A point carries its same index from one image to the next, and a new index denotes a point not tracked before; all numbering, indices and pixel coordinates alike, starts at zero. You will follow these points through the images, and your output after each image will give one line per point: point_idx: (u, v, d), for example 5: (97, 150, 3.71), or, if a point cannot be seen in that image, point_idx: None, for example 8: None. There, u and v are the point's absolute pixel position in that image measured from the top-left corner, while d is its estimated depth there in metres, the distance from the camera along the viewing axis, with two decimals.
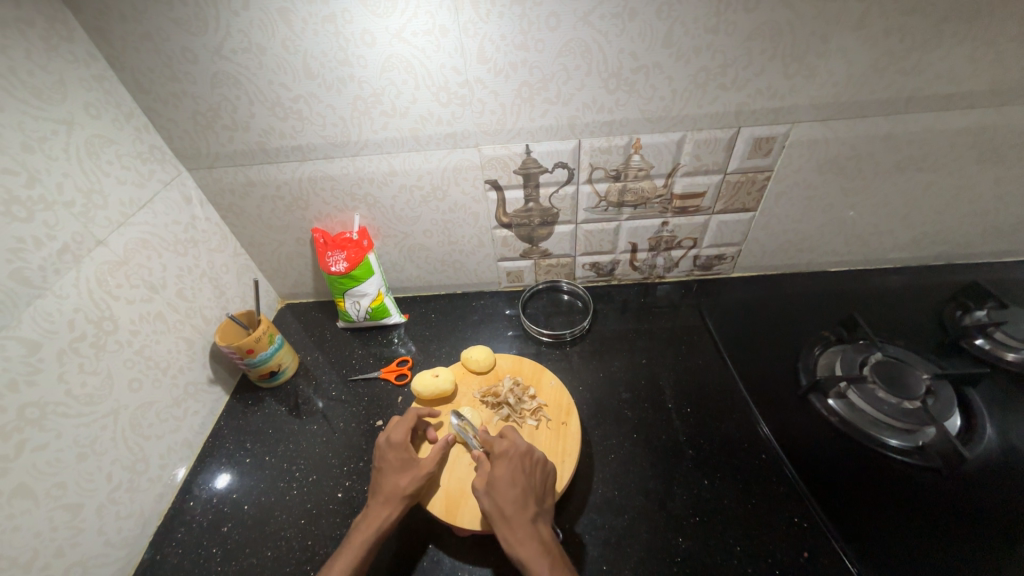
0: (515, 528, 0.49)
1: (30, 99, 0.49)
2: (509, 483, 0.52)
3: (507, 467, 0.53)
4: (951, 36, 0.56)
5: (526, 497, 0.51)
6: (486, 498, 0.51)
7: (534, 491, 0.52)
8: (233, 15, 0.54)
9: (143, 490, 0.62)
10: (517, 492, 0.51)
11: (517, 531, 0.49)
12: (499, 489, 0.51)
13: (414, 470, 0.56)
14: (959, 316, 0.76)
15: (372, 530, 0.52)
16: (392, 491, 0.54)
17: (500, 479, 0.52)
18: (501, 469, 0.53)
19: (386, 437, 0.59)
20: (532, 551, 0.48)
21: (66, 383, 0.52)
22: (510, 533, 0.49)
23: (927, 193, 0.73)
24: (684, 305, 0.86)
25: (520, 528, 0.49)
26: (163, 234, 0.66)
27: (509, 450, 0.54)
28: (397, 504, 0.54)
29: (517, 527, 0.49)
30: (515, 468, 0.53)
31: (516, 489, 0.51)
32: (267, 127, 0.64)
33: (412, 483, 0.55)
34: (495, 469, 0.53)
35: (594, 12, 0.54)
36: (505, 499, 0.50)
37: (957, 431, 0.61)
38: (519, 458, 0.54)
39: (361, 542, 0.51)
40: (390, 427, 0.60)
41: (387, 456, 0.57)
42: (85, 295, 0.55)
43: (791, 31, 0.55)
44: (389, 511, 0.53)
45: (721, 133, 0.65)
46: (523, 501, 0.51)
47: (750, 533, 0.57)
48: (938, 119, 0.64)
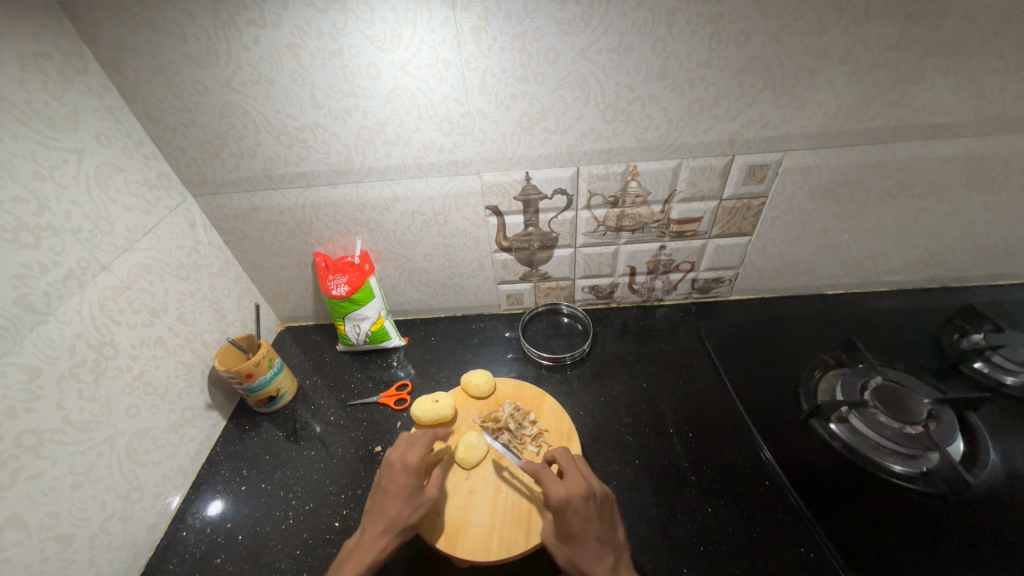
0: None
1: (43, 129, 0.51)
2: (585, 538, 0.49)
3: (578, 516, 0.50)
4: (935, 69, 0.58)
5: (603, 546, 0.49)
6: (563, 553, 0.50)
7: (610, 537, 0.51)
8: (244, 50, 0.56)
9: (136, 519, 0.61)
10: (594, 541, 0.49)
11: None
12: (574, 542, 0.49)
13: (417, 499, 0.55)
14: (956, 339, 0.76)
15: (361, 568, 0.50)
16: (395, 520, 0.53)
17: (575, 531, 0.50)
18: (569, 519, 0.50)
19: (402, 462, 0.58)
20: None
21: (64, 409, 0.52)
22: None
23: (919, 218, 0.75)
24: (684, 328, 0.87)
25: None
26: (167, 259, 0.66)
27: (573, 499, 0.51)
28: (392, 540, 0.52)
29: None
30: (588, 515, 0.51)
31: (591, 541, 0.49)
32: (273, 155, 0.66)
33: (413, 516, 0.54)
34: (563, 520, 0.50)
35: (591, 47, 0.56)
36: (581, 552, 0.49)
37: (960, 457, 0.61)
38: (586, 505, 0.51)
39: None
40: (400, 454, 0.59)
41: (395, 479, 0.56)
42: (88, 320, 0.55)
43: (780, 65, 0.57)
44: (383, 545, 0.51)
45: (716, 161, 0.67)
46: (599, 549, 0.49)
47: (755, 563, 0.55)
48: (926, 148, 0.66)
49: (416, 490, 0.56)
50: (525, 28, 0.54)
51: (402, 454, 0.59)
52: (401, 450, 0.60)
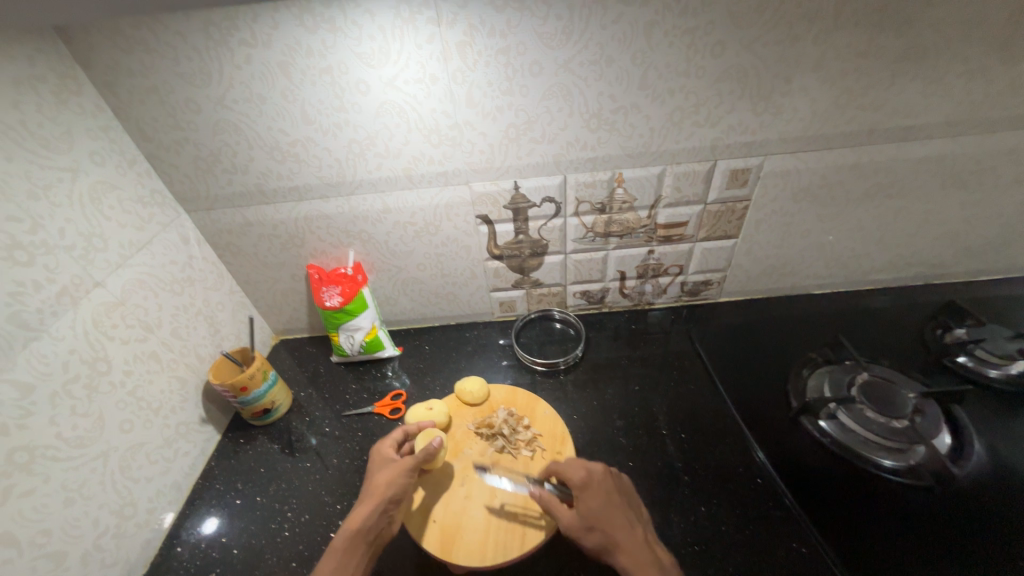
0: (632, 552, 0.49)
1: (37, 149, 0.52)
2: (614, 512, 0.52)
3: (599, 492, 0.53)
4: (903, 75, 0.60)
5: (630, 519, 0.52)
6: (590, 536, 0.51)
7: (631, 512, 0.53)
8: (236, 69, 0.57)
9: (129, 536, 0.60)
10: (620, 515, 0.52)
11: (633, 553, 0.48)
12: (601, 518, 0.51)
13: (396, 467, 0.57)
14: (940, 334, 0.78)
15: (345, 531, 0.52)
16: (374, 489, 0.55)
17: (600, 505, 0.52)
18: (592, 497, 0.53)
19: (386, 446, 0.62)
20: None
21: (57, 426, 0.52)
22: (629, 560, 0.48)
23: (898, 218, 0.77)
24: (675, 330, 0.88)
25: (639, 551, 0.49)
26: (160, 274, 0.67)
27: (590, 479, 0.55)
28: (371, 504, 0.53)
29: (632, 549, 0.49)
30: (608, 489, 0.54)
31: (617, 512, 0.52)
32: (265, 170, 0.67)
33: (393, 482, 0.55)
34: (590, 498, 0.53)
35: (573, 59, 0.58)
36: (612, 527, 0.50)
37: (947, 450, 0.62)
38: (601, 483, 0.55)
39: (336, 547, 0.51)
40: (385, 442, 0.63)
41: (380, 460, 0.60)
42: (81, 336, 0.55)
43: (755, 73, 0.60)
44: (364, 510, 0.53)
45: (699, 167, 0.69)
46: (629, 522, 0.51)
47: (749, 561, 0.56)
48: (900, 150, 0.68)
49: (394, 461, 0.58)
50: (509, 42, 0.56)
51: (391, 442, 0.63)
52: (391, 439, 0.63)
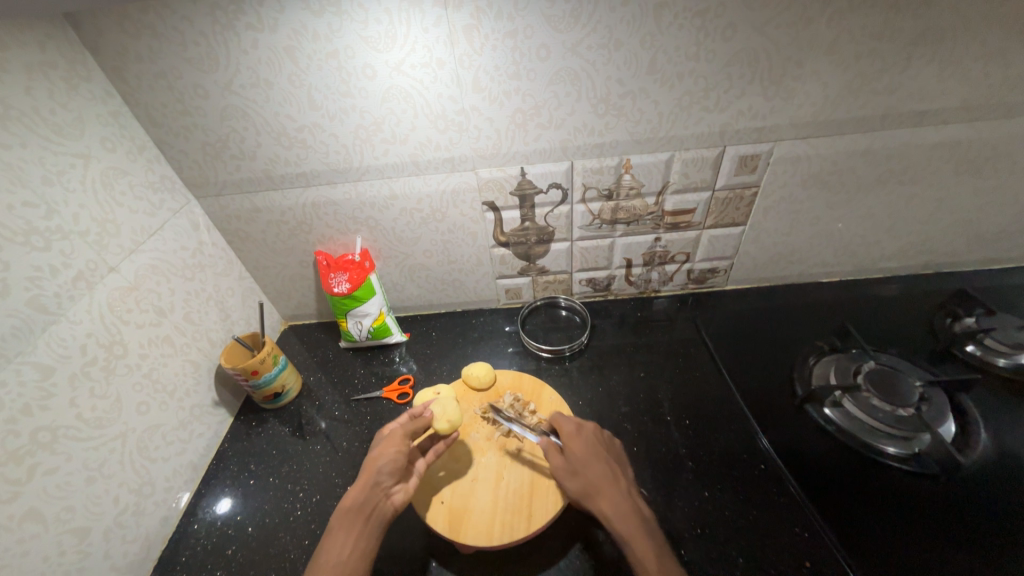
0: (614, 500, 0.53)
1: (50, 135, 0.52)
2: (600, 463, 0.57)
3: (585, 444, 0.59)
4: (919, 57, 0.59)
5: (613, 470, 0.57)
6: (572, 481, 0.56)
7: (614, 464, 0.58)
8: (243, 54, 0.57)
9: (149, 513, 0.63)
10: (605, 466, 0.57)
11: (614, 500, 0.53)
12: (584, 466, 0.56)
13: (383, 445, 0.59)
14: (949, 323, 0.77)
15: (340, 510, 0.54)
16: (367, 467, 0.58)
17: (587, 456, 0.57)
18: (578, 447, 0.58)
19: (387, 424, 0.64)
20: (634, 524, 0.51)
21: (77, 407, 0.53)
22: (608, 506, 0.53)
23: (910, 205, 0.76)
24: (681, 318, 0.88)
25: (620, 500, 0.53)
26: (172, 260, 0.68)
27: (578, 431, 0.60)
28: (360, 482, 0.56)
29: (611, 495, 0.54)
30: (596, 443, 0.59)
31: (600, 463, 0.57)
32: (273, 156, 0.67)
33: (380, 458, 0.57)
34: (577, 449, 0.58)
35: (582, 43, 0.57)
36: (596, 476, 0.55)
37: (953, 438, 0.62)
38: (588, 436, 0.60)
39: (334, 525, 0.54)
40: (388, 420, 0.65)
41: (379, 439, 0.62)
42: (97, 320, 0.56)
43: (767, 57, 0.59)
44: (356, 490, 0.56)
45: (708, 153, 0.68)
46: (613, 475, 0.56)
47: (751, 544, 0.57)
48: (913, 135, 0.67)
49: (383, 440, 0.60)
50: (516, 26, 0.55)
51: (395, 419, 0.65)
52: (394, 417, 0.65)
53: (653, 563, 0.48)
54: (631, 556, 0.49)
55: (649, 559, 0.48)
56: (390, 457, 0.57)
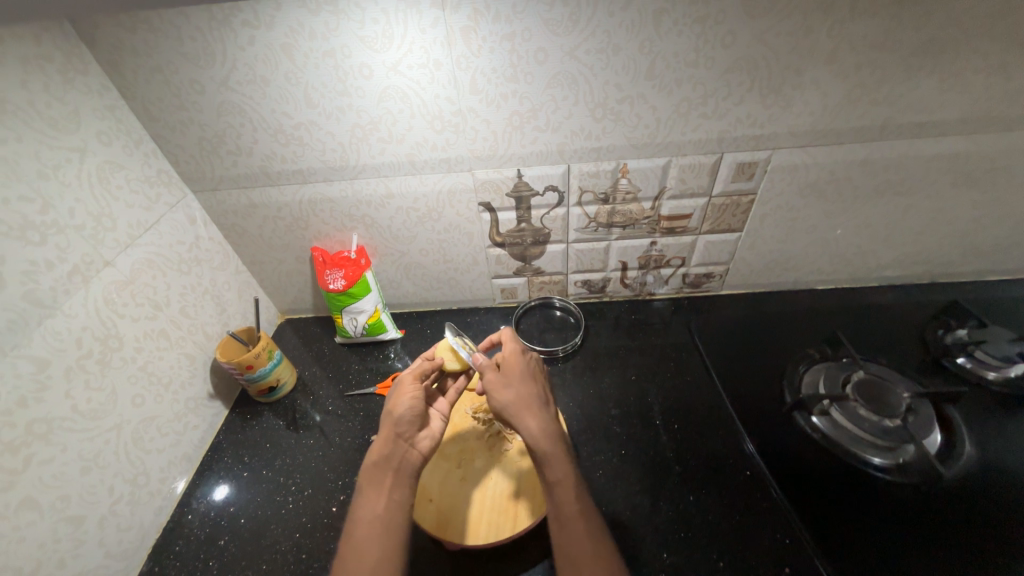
0: (538, 418, 0.54)
1: (45, 129, 0.52)
2: (531, 385, 0.58)
3: (522, 365, 0.60)
4: (920, 69, 0.58)
5: (543, 396, 0.58)
6: (502, 395, 0.56)
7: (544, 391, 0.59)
8: (239, 50, 0.57)
9: (143, 502, 0.64)
10: (536, 390, 0.58)
11: (542, 421, 0.54)
12: (517, 385, 0.57)
13: (397, 395, 0.60)
14: (941, 334, 0.77)
15: (367, 466, 0.54)
16: (386, 421, 0.57)
17: (521, 375, 0.58)
18: (515, 366, 0.59)
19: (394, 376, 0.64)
20: (553, 441, 0.52)
21: (72, 399, 0.54)
22: (532, 421, 0.53)
23: (907, 215, 0.76)
24: (674, 322, 0.88)
25: (543, 418, 0.54)
26: (168, 254, 0.68)
27: (519, 352, 0.61)
28: (382, 437, 0.56)
29: (538, 414, 0.54)
30: (531, 367, 0.60)
31: (532, 386, 0.58)
32: (269, 152, 0.67)
33: (396, 409, 0.58)
34: (514, 369, 0.59)
35: (580, 47, 0.57)
36: (526, 394, 0.56)
37: (937, 449, 0.62)
38: (525, 359, 0.61)
39: (363, 482, 0.53)
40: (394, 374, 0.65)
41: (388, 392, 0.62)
42: (93, 314, 0.57)
43: (767, 64, 0.58)
44: (378, 445, 0.56)
45: (705, 159, 0.68)
46: (542, 398, 0.57)
47: (733, 549, 0.58)
48: (913, 146, 0.67)
49: (395, 390, 0.61)
50: (514, 28, 0.55)
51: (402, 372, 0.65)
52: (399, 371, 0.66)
53: (571, 488, 0.50)
54: (549, 477, 0.51)
55: (569, 484, 0.50)
56: (408, 406, 0.58)
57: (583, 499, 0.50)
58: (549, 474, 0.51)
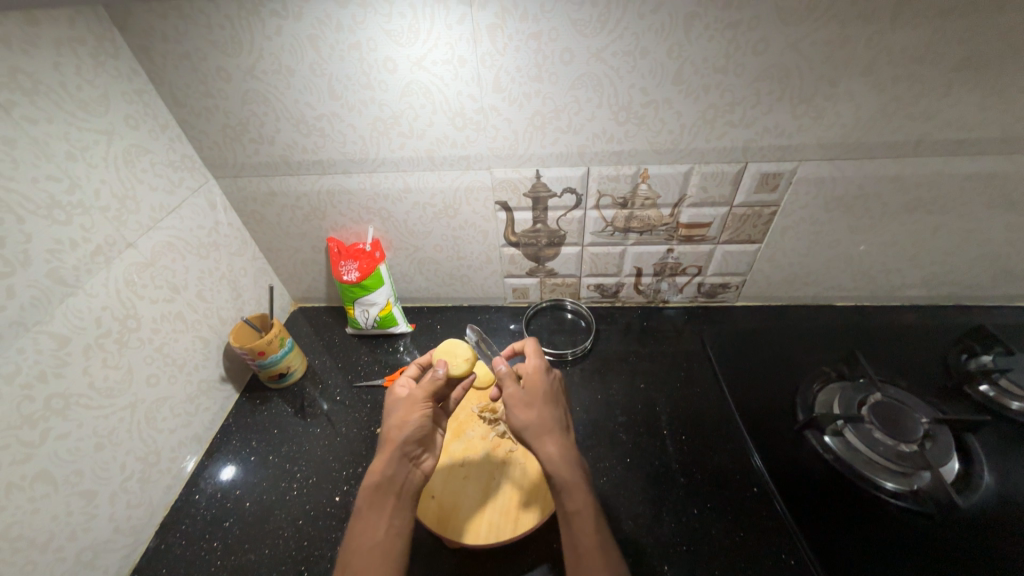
0: (560, 443, 0.52)
1: (76, 111, 0.53)
2: (553, 407, 0.55)
3: (544, 384, 0.57)
4: (960, 84, 0.56)
5: (563, 418, 0.56)
6: (523, 414, 0.54)
7: (564, 413, 0.57)
8: (266, 40, 0.57)
9: (153, 481, 0.65)
10: (558, 412, 0.55)
11: (562, 446, 0.51)
12: (539, 404, 0.55)
13: (405, 412, 0.57)
14: (964, 359, 0.74)
15: (368, 488, 0.52)
16: (390, 438, 0.55)
17: (542, 396, 0.56)
18: (537, 384, 0.57)
19: (397, 387, 0.61)
20: (573, 469, 0.50)
21: (89, 376, 0.55)
22: (552, 446, 0.51)
23: (936, 234, 0.73)
24: (687, 331, 0.87)
25: (564, 444, 0.52)
26: (188, 238, 0.70)
27: (542, 370, 0.58)
28: (386, 456, 0.53)
29: (559, 439, 0.52)
30: (553, 387, 0.58)
31: (554, 407, 0.56)
32: (291, 142, 0.67)
33: (405, 428, 0.55)
34: (537, 388, 0.56)
35: (607, 49, 0.56)
36: (548, 416, 0.54)
37: (954, 478, 0.60)
38: (548, 378, 0.59)
39: (362, 506, 0.51)
40: (397, 384, 0.62)
41: (392, 405, 0.59)
42: (113, 294, 0.58)
43: (799, 73, 0.56)
44: (381, 464, 0.53)
45: (728, 168, 0.67)
46: (563, 422, 0.55)
47: (734, 566, 0.57)
48: (947, 164, 0.64)
49: (402, 406, 0.58)
50: (541, 27, 0.54)
51: (404, 383, 0.62)
52: (400, 380, 0.63)
53: (590, 517, 0.48)
54: (566, 505, 0.49)
55: (588, 514, 0.48)
56: (417, 426, 0.56)
57: (602, 530, 0.48)
58: (566, 502, 0.49)
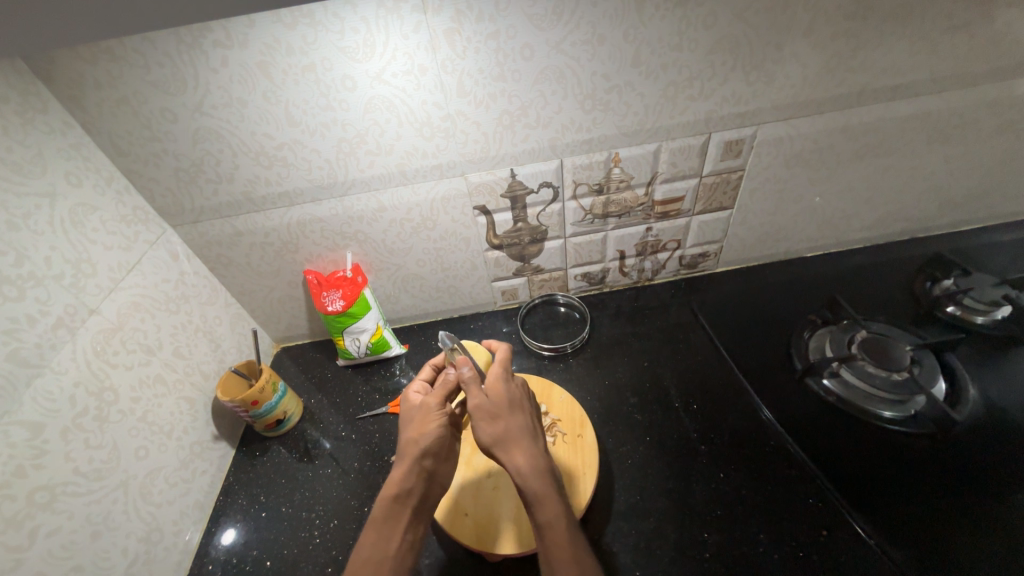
0: (527, 453, 0.50)
1: (10, 176, 0.49)
2: (521, 415, 0.53)
3: (508, 392, 0.55)
4: (890, 35, 0.60)
5: (533, 424, 0.54)
6: (488, 426, 0.52)
7: (534, 418, 0.55)
8: (212, 73, 0.54)
9: (160, 559, 0.60)
10: (526, 420, 0.53)
11: (530, 457, 0.50)
12: (505, 414, 0.53)
13: (422, 422, 0.56)
14: (929, 287, 0.80)
15: (385, 500, 0.51)
16: (407, 451, 0.53)
17: (508, 405, 0.54)
18: (503, 393, 0.54)
19: (411, 395, 0.59)
20: (542, 479, 0.49)
21: (73, 461, 0.51)
22: (520, 457, 0.50)
23: (885, 176, 0.79)
24: (676, 303, 0.89)
25: (533, 453, 0.51)
26: (154, 294, 0.65)
27: (505, 376, 0.56)
28: (403, 468, 0.52)
29: (527, 449, 0.51)
30: (520, 394, 0.56)
31: (522, 415, 0.54)
32: (252, 177, 0.64)
33: (423, 438, 0.54)
34: (501, 397, 0.54)
35: (565, 40, 0.56)
36: (514, 426, 0.52)
37: (944, 396, 0.65)
38: (514, 385, 0.57)
39: (376, 517, 0.51)
40: (410, 392, 0.60)
41: (408, 415, 0.58)
42: (83, 367, 0.53)
43: (748, 42, 0.59)
44: (399, 475, 0.52)
45: (694, 140, 0.69)
46: (533, 429, 0.53)
47: (769, 519, 0.59)
48: (887, 109, 0.69)
49: (419, 415, 0.57)
50: (498, 26, 0.54)
51: (417, 390, 0.61)
52: (413, 388, 0.61)
53: (562, 530, 0.46)
54: (538, 517, 0.47)
55: (560, 527, 0.47)
56: (435, 435, 0.54)
57: (577, 541, 0.46)
58: (538, 513, 0.47)
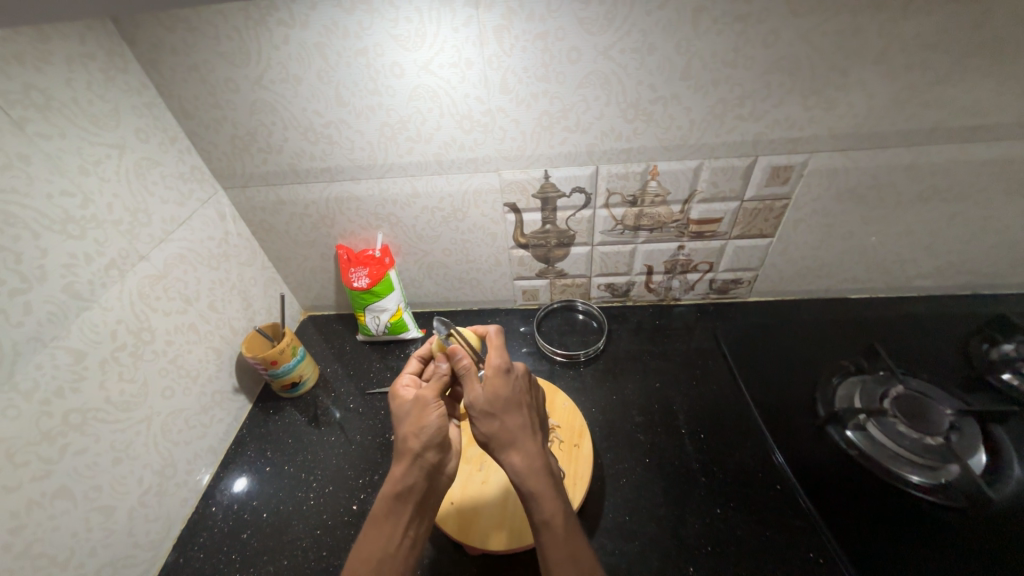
0: (524, 452, 0.49)
1: (88, 126, 0.54)
2: (519, 411, 0.52)
3: (505, 388, 0.52)
4: (975, 70, 0.55)
5: (531, 421, 0.52)
6: (485, 426, 0.51)
7: (532, 413, 0.54)
8: (274, 49, 0.57)
9: (170, 494, 0.65)
10: (523, 417, 0.52)
11: (527, 456, 0.49)
12: (501, 412, 0.51)
13: (419, 415, 0.55)
14: (986, 349, 0.73)
15: (387, 496, 0.51)
16: (406, 446, 0.53)
17: (504, 403, 0.51)
18: (499, 388, 0.52)
19: (401, 392, 0.59)
20: (538, 478, 0.48)
21: (106, 390, 0.55)
22: (517, 457, 0.49)
23: (951, 222, 0.72)
24: (700, 327, 0.86)
25: (531, 451, 0.50)
26: (199, 249, 0.70)
27: (503, 369, 0.53)
28: (405, 463, 0.51)
29: (524, 449, 0.50)
30: (518, 389, 0.54)
31: (519, 412, 0.52)
32: (299, 150, 0.68)
33: (424, 432, 0.53)
34: (496, 395, 0.52)
35: (614, 46, 0.55)
36: (511, 425, 0.51)
37: (982, 470, 0.59)
38: (511, 379, 0.53)
39: (377, 515, 0.50)
40: (400, 388, 0.59)
41: (401, 409, 0.56)
42: (127, 307, 0.58)
43: (809, 66, 0.56)
44: (400, 471, 0.52)
45: (739, 161, 0.66)
46: (531, 427, 0.52)
47: (761, 566, 0.56)
48: (962, 151, 0.63)
49: (414, 410, 0.55)
50: (548, 27, 0.54)
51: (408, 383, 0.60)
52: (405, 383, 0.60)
53: (560, 528, 0.46)
54: (535, 515, 0.47)
55: (557, 524, 0.46)
56: (438, 424, 0.54)
57: (574, 537, 0.46)
58: (536, 512, 0.47)
